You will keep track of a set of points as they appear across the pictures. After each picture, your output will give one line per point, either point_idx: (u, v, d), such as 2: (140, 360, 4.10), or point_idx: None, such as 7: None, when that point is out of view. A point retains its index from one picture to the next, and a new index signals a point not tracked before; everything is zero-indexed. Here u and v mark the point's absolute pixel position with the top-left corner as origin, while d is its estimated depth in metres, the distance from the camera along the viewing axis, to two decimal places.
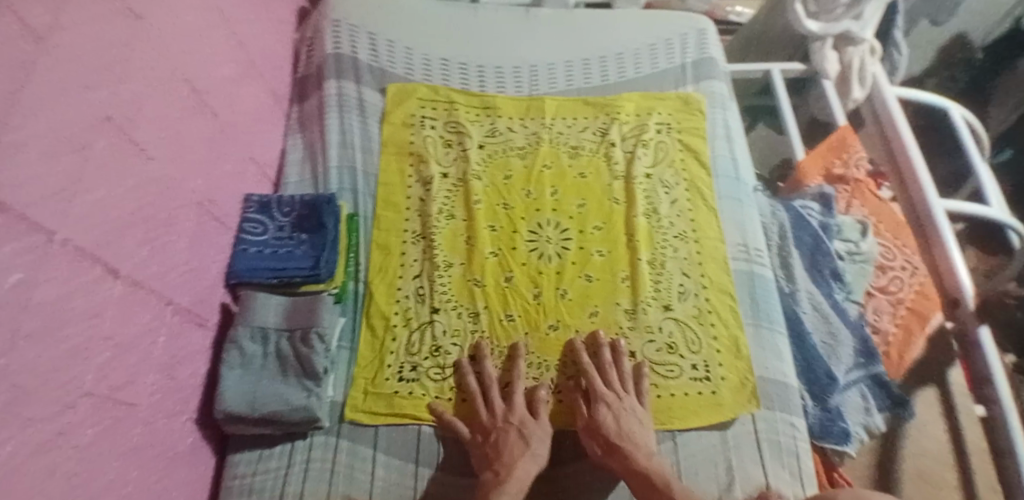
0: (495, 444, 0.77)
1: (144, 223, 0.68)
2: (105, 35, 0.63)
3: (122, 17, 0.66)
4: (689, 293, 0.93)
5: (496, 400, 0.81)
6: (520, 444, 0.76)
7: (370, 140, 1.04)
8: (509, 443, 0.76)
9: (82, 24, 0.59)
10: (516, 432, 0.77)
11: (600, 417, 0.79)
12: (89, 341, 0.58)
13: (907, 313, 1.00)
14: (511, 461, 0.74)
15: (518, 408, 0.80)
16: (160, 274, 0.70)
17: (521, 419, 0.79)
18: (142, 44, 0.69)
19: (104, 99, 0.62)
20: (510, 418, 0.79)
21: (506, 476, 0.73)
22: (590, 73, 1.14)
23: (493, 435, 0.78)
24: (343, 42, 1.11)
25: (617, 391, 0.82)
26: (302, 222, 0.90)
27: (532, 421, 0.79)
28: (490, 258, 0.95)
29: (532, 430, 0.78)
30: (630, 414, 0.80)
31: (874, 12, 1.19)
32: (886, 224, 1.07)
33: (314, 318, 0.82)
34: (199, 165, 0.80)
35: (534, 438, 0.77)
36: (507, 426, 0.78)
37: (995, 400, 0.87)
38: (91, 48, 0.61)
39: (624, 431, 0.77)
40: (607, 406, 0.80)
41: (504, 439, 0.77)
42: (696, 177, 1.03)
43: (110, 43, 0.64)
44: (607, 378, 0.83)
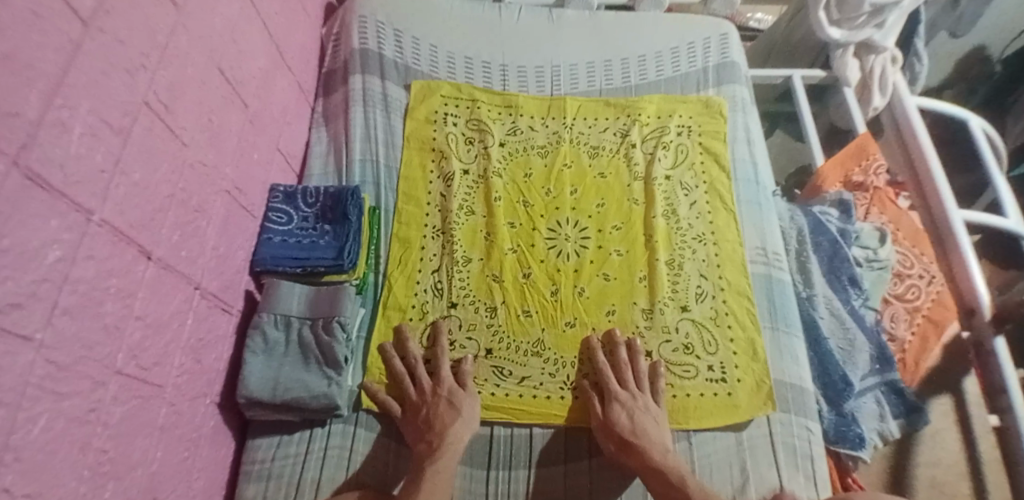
0: (426, 419, 0.78)
1: (177, 208, 0.69)
2: (147, 22, 0.64)
3: (163, 5, 0.68)
4: (706, 294, 0.93)
5: (422, 377, 0.83)
6: (451, 413, 0.78)
7: (393, 135, 1.06)
8: (440, 414, 0.78)
9: (125, 11, 0.61)
10: (445, 401, 0.80)
11: (614, 416, 0.79)
12: (122, 321, 0.60)
13: (923, 322, 0.99)
14: (443, 430, 0.77)
15: (445, 381, 0.82)
16: (189, 258, 0.71)
17: (450, 390, 0.81)
18: (180, 33, 0.71)
19: (144, 85, 0.64)
20: (438, 391, 0.81)
21: (438, 447, 0.75)
22: (612, 74, 1.15)
23: (423, 410, 0.80)
24: (370, 38, 1.12)
25: (632, 389, 0.82)
26: (326, 213, 0.92)
27: (459, 391, 0.81)
28: (509, 254, 0.95)
29: (462, 399, 0.80)
30: (646, 412, 0.80)
31: (897, 21, 1.19)
32: (904, 233, 1.07)
33: (336, 308, 0.83)
34: (229, 153, 0.81)
35: (464, 406, 0.80)
36: (436, 400, 0.80)
37: (1010, 411, 0.87)
38: (132, 34, 0.62)
39: (639, 428, 0.77)
40: (622, 404, 0.80)
41: (435, 412, 0.79)
42: (716, 180, 1.04)
43: (151, 31, 0.65)
44: (623, 377, 0.83)
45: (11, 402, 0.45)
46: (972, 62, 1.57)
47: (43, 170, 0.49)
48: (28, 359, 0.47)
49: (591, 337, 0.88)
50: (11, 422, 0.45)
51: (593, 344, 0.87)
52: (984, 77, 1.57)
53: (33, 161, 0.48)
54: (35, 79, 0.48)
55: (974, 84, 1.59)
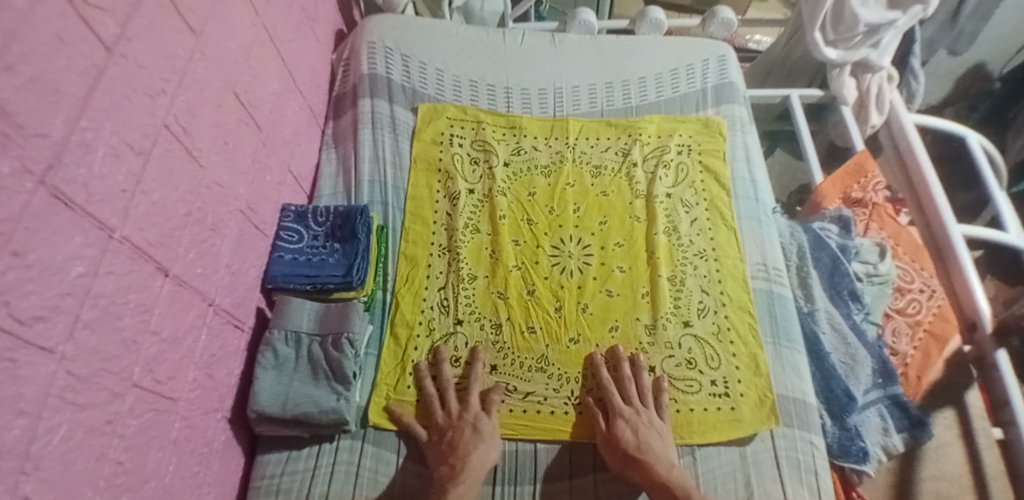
0: (450, 442, 0.79)
1: (193, 226, 0.72)
2: (166, 49, 0.68)
3: (182, 33, 0.71)
4: (708, 310, 0.94)
5: (452, 402, 0.84)
6: (473, 438, 0.79)
7: (401, 156, 1.09)
8: (465, 439, 0.79)
9: (147, 39, 0.64)
10: (469, 428, 0.80)
11: (618, 432, 0.80)
12: (139, 335, 0.62)
13: (925, 335, 1.00)
14: (465, 454, 0.77)
15: (471, 407, 0.83)
16: (204, 275, 0.74)
17: (475, 416, 0.82)
18: (197, 59, 0.74)
19: (163, 108, 0.67)
20: (464, 416, 0.82)
21: (461, 470, 0.75)
22: (613, 95, 1.18)
23: (448, 434, 0.80)
24: (378, 63, 1.16)
25: (635, 405, 0.83)
26: (336, 231, 0.94)
27: (484, 418, 0.82)
28: (514, 271, 0.98)
29: (486, 426, 0.81)
30: (650, 427, 0.81)
31: (892, 41, 1.22)
32: (904, 247, 1.08)
33: (345, 324, 0.85)
34: (243, 174, 0.84)
35: (487, 433, 0.80)
36: (462, 424, 0.81)
37: (1013, 423, 0.87)
38: (152, 61, 0.65)
39: (644, 443, 0.78)
40: (625, 419, 0.81)
41: (459, 436, 0.79)
42: (716, 197, 1.06)
43: (170, 57, 0.69)
44: (626, 393, 0.84)
45: (32, 411, 0.47)
46: (971, 80, 1.60)
47: (68, 189, 0.52)
48: (50, 370, 0.49)
49: (593, 353, 0.90)
50: (32, 431, 0.47)
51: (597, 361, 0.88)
52: (984, 94, 1.60)
53: (58, 181, 0.50)
54: (62, 103, 0.51)
55: (975, 102, 1.62)
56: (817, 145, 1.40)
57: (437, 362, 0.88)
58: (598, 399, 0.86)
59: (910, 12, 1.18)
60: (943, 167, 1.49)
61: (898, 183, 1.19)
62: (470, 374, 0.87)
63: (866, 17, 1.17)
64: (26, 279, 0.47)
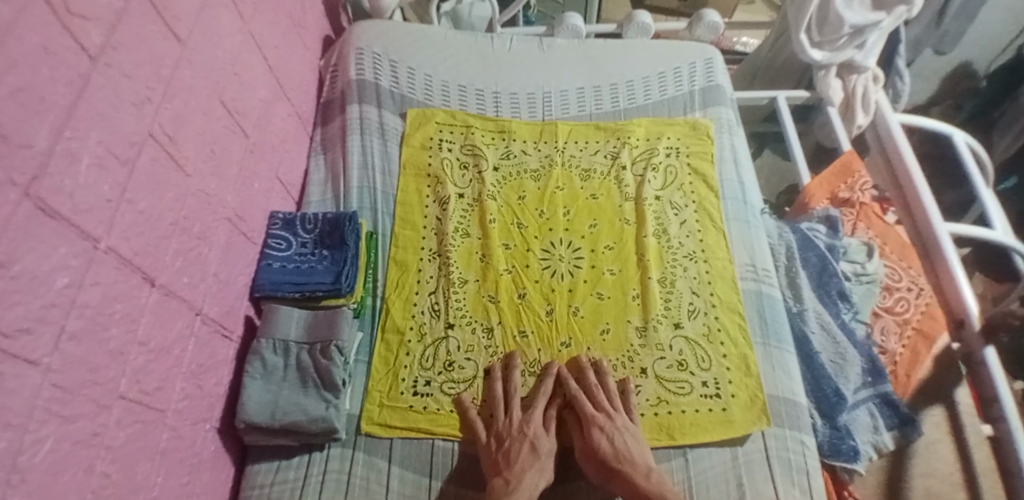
0: (507, 453, 0.78)
1: (180, 234, 0.71)
2: (152, 57, 0.67)
3: (168, 41, 0.71)
4: (699, 311, 0.95)
5: (516, 410, 0.84)
6: (530, 458, 0.78)
7: (390, 162, 1.08)
8: (520, 455, 0.78)
9: (133, 48, 0.64)
10: (528, 445, 0.79)
11: (595, 441, 0.79)
12: (126, 345, 0.61)
13: (913, 334, 1.01)
14: (521, 472, 0.76)
15: (535, 421, 0.82)
16: (192, 284, 0.73)
17: (537, 433, 0.81)
18: (183, 67, 0.74)
19: (150, 117, 0.66)
20: (525, 429, 0.81)
21: (515, 486, 0.74)
22: (601, 99, 1.19)
23: (505, 443, 0.80)
24: (366, 69, 1.16)
25: (608, 411, 0.83)
26: (324, 238, 0.93)
27: (544, 436, 0.81)
28: (504, 275, 0.98)
29: (544, 444, 0.80)
30: (625, 432, 0.80)
31: (876, 42, 1.24)
32: (891, 247, 1.09)
33: (334, 331, 0.84)
34: (231, 182, 0.84)
35: (545, 453, 0.79)
36: (521, 437, 0.80)
37: (1003, 419, 0.89)
38: (138, 69, 0.65)
39: (622, 451, 0.78)
40: (600, 429, 0.80)
41: (515, 450, 0.78)
42: (705, 199, 1.06)
43: (156, 65, 0.68)
44: (597, 401, 0.84)
45: (19, 424, 0.47)
46: (958, 78, 1.63)
47: (52, 199, 0.51)
48: (36, 382, 0.49)
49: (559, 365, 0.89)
50: (20, 444, 0.46)
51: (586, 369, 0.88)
52: (970, 93, 1.62)
53: (43, 191, 0.50)
54: (46, 112, 0.51)
55: (960, 100, 1.64)
56: (805, 145, 1.42)
57: (506, 368, 0.88)
58: (569, 407, 0.86)
59: (896, 12, 1.18)
60: (928, 166, 1.51)
61: (886, 184, 1.20)
62: (539, 387, 0.86)
63: (851, 18, 1.17)
64: (12, 290, 0.46)
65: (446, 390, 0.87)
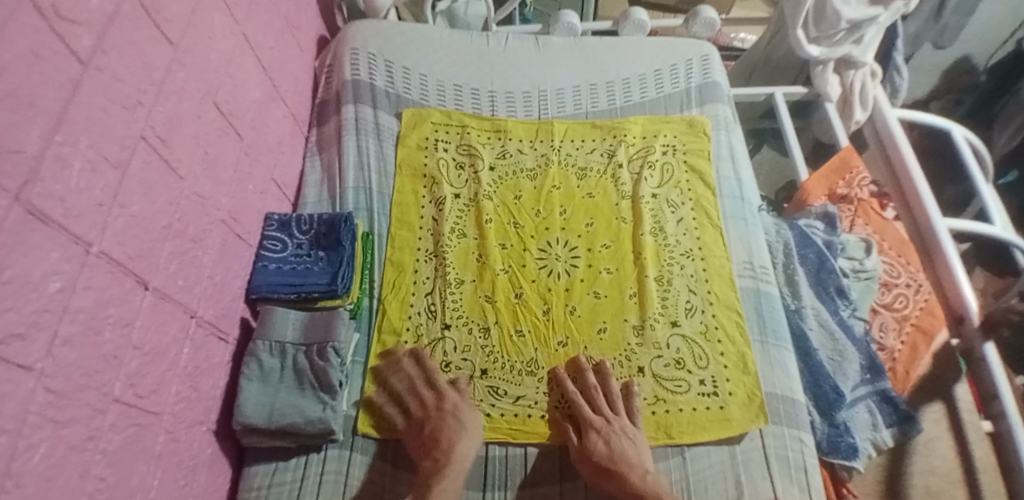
0: (432, 434, 0.80)
1: (174, 238, 0.71)
2: (144, 61, 0.67)
3: (160, 44, 0.71)
4: (696, 309, 0.94)
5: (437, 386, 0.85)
6: (455, 428, 0.80)
7: (385, 162, 1.08)
8: (445, 430, 0.80)
9: (123, 52, 0.64)
10: (451, 417, 0.82)
11: (591, 445, 0.79)
12: (120, 349, 0.61)
13: (913, 330, 1.00)
14: (448, 447, 0.78)
15: (452, 396, 0.84)
16: (186, 287, 0.73)
17: (455, 405, 0.83)
18: (176, 70, 0.74)
19: (141, 121, 0.66)
20: (443, 406, 0.83)
21: (445, 463, 0.77)
22: (597, 97, 1.18)
23: (429, 424, 0.82)
24: (361, 69, 1.15)
25: (605, 414, 0.83)
26: (320, 239, 0.92)
27: (464, 408, 0.83)
28: (501, 275, 0.97)
29: (466, 415, 0.83)
30: (622, 435, 0.81)
31: (874, 37, 1.23)
32: (890, 243, 1.09)
33: (330, 333, 0.84)
34: (226, 184, 0.83)
35: (469, 424, 0.82)
36: (441, 414, 0.82)
37: (1003, 416, 0.88)
38: (130, 73, 0.65)
39: (618, 454, 0.78)
40: (597, 432, 0.81)
41: (440, 427, 0.81)
42: (702, 197, 1.06)
43: (148, 69, 0.68)
44: (595, 404, 0.84)
45: (13, 429, 0.46)
46: (958, 73, 1.64)
47: (44, 204, 0.51)
48: (29, 387, 0.48)
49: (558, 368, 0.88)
50: (13, 449, 0.46)
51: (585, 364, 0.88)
52: (970, 88, 1.62)
53: (34, 196, 0.50)
54: (37, 117, 0.51)
55: (961, 96, 1.64)
56: (804, 142, 1.43)
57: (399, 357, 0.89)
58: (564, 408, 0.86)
59: (891, 8, 1.18)
60: (927, 163, 1.51)
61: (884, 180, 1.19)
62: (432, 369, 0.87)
63: (848, 14, 1.17)
64: (3, 296, 0.46)
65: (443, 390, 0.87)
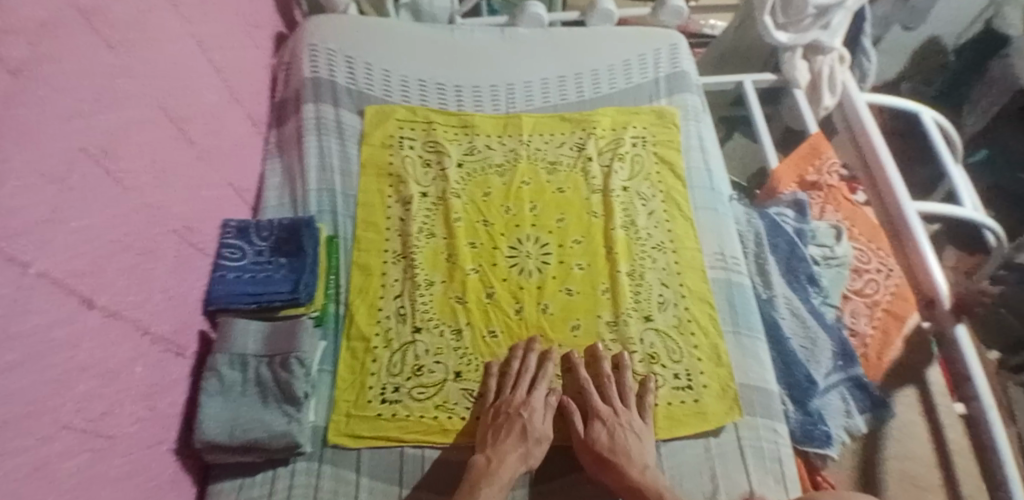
0: (497, 431, 0.79)
1: (121, 253, 0.68)
2: (81, 68, 0.63)
3: (98, 49, 0.66)
4: (669, 302, 0.94)
5: (522, 387, 0.83)
6: (518, 440, 0.78)
7: (349, 162, 1.05)
8: (511, 433, 0.78)
9: (56, 61, 0.60)
10: (520, 425, 0.79)
11: (595, 434, 0.79)
12: (67, 372, 0.58)
13: (884, 316, 1.01)
14: (502, 451, 0.76)
15: (535, 402, 0.82)
16: (137, 303, 0.70)
17: (531, 415, 0.81)
18: (120, 76, 0.70)
19: (81, 131, 0.62)
20: (522, 410, 0.81)
21: (496, 467, 0.75)
22: (565, 89, 1.16)
23: (501, 421, 0.80)
24: (320, 66, 1.11)
25: (613, 405, 0.82)
26: (281, 245, 0.89)
27: (539, 420, 0.81)
28: (471, 275, 0.95)
29: (538, 429, 0.80)
30: (628, 429, 0.79)
31: (842, 21, 1.21)
32: (861, 229, 1.10)
33: (294, 344, 0.81)
34: (179, 192, 0.80)
35: (536, 437, 0.79)
36: (516, 417, 0.80)
37: (974, 398, 0.86)
38: (65, 83, 0.61)
39: (619, 446, 0.77)
40: (603, 422, 0.80)
41: (508, 427, 0.79)
42: (672, 188, 1.05)
43: (88, 76, 0.64)
44: (606, 396, 0.84)
45: None
46: (924, 53, 1.65)
47: None
48: None
49: (512, 360, 0.87)
50: None
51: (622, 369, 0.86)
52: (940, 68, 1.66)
53: None
54: None
55: (931, 76, 1.68)
56: (774, 128, 1.43)
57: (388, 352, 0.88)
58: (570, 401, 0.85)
59: None
60: (894, 143, 1.55)
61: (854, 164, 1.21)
62: (507, 370, 0.86)
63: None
64: None
65: (416, 395, 0.85)
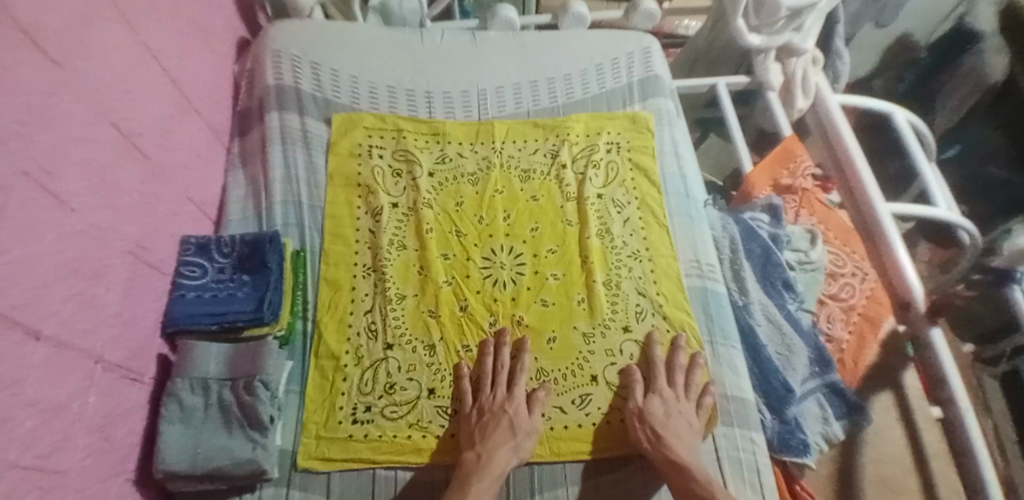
0: (484, 427, 0.79)
1: (68, 277, 0.63)
2: (23, 82, 0.58)
3: (42, 65, 0.61)
4: (646, 312, 0.92)
5: (501, 386, 0.83)
6: (506, 433, 0.78)
7: (316, 173, 1.02)
8: (497, 429, 0.78)
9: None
10: (507, 421, 0.79)
11: (652, 408, 0.81)
12: (12, 409, 0.53)
13: (859, 320, 1.02)
14: (493, 447, 0.76)
15: (517, 399, 0.82)
16: (86, 331, 0.66)
17: (516, 411, 0.80)
18: (66, 90, 0.65)
19: (23, 150, 0.57)
20: (506, 406, 0.80)
21: (486, 461, 0.75)
22: (539, 94, 1.14)
23: (485, 418, 0.80)
24: (284, 73, 1.08)
25: (673, 390, 0.84)
26: (244, 262, 0.86)
27: (523, 415, 0.80)
28: (444, 287, 0.93)
29: (523, 424, 0.79)
30: (682, 415, 0.80)
31: (814, 23, 1.22)
32: (835, 232, 1.10)
33: (258, 366, 0.78)
34: (131, 210, 0.75)
35: (522, 431, 0.79)
36: (500, 413, 0.80)
37: (952, 401, 0.89)
38: (7, 99, 0.56)
39: (672, 426, 0.78)
40: (662, 401, 0.82)
41: (495, 422, 0.79)
42: (647, 195, 1.04)
43: (30, 91, 0.59)
44: (671, 377, 0.86)
45: None
46: (900, 48, 1.67)
47: None
48: None
49: (484, 358, 0.86)
50: None
51: (696, 359, 0.87)
52: (911, 63, 1.66)
53: None
54: None
55: (902, 72, 1.68)
56: (748, 130, 1.44)
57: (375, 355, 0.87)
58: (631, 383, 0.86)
59: None
60: (868, 138, 1.58)
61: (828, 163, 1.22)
62: (481, 366, 0.85)
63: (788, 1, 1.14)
64: None
65: (388, 414, 0.82)
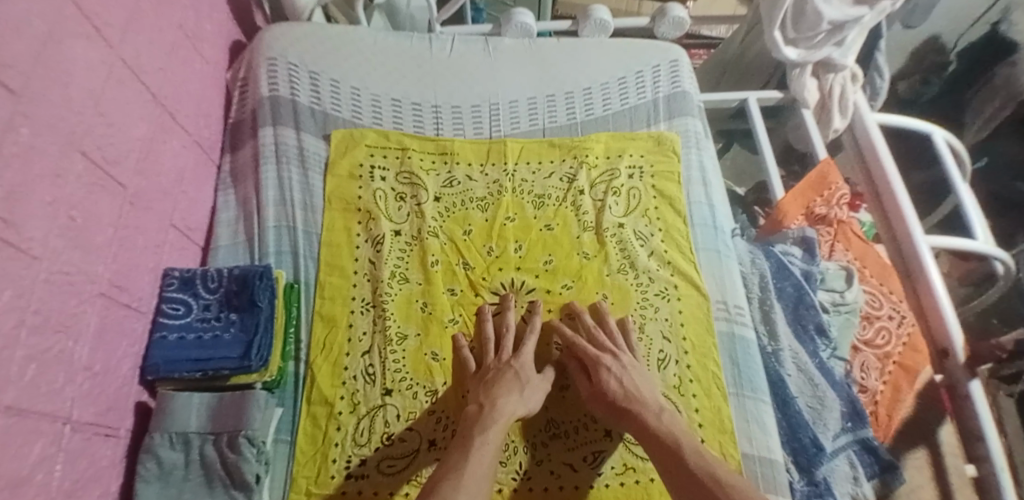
0: (490, 380, 0.77)
1: (29, 336, 0.55)
2: None
3: None
4: (670, 359, 0.85)
5: (507, 349, 0.82)
6: (513, 382, 0.76)
7: (312, 196, 0.94)
8: (503, 380, 0.76)
9: None
10: (512, 373, 0.78)
11: (602, 382, 0.77)
12: None
13: (895, 369, 0.93)
14: (495, 394, 0.74)
15: (525, 357, 0.80)
16: (52, 391, 0.58)
17: (521, 364, 0.79)
18: (24, 120, 0.57)
19: None
20: (511, 361, 0.79)
21: (489, 411, 0.72)
22: (556, 110, 1.06)
23: (491, 373, 0.78)
24: (280, 82, 1.00)
25: (612, 352, 0.80)
26: (231, 299, 0.80)
27: (530, 369, 0.79)
28: (450, 327, 0.86)
29: (527, 375, 0.78)
30: (634, 374, 0.78)
31: (856, 37, 1.11)
32: (871, 270, 1.01)
33: (243, 419, 0.71)
34: (105, 249, 0.68)
35: (529, 386, 0.77)
36: (505, 367, 0.79)
37: (988, 459, 0.85)
38: None
39: (632, 392, 0.75)
40: (609, 369, 0.77)
41: (500, 375, 0.77)
42: (671, 226, 0.96)
43: None
44: (614, 344, 0.82)
45: None
46: (925, 53, 1.53)
47: None
48: None
49: (484, 324, 0.84)
50: None
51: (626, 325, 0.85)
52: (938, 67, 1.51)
53: None
54: None
55: (929, 76, 1.51)
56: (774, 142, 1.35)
57: (373, 400, 0.80)
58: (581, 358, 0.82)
59: (878, 7, 1.05)
60: (895, 144, 1.48)
61: (858, 178, 1.15)
62: (483, 335, 0.84)
63: (830, 15, 1.04)
64: None
65: (383, 469, 0.75)
